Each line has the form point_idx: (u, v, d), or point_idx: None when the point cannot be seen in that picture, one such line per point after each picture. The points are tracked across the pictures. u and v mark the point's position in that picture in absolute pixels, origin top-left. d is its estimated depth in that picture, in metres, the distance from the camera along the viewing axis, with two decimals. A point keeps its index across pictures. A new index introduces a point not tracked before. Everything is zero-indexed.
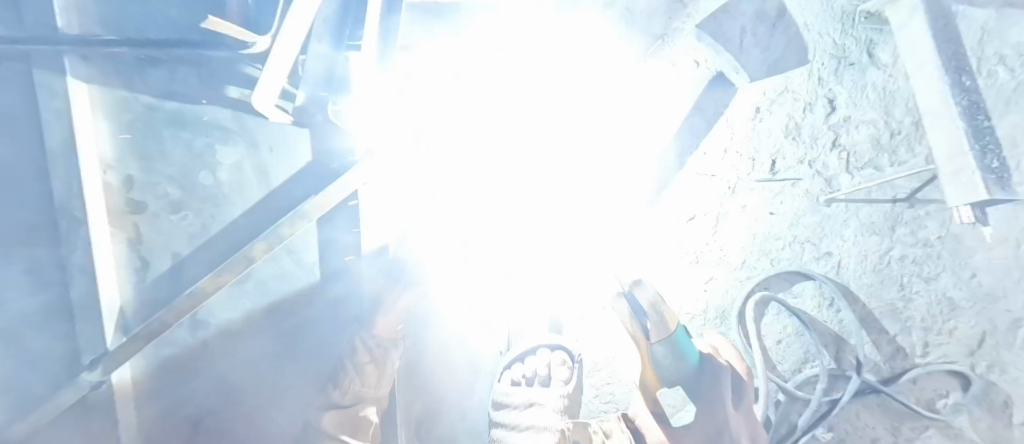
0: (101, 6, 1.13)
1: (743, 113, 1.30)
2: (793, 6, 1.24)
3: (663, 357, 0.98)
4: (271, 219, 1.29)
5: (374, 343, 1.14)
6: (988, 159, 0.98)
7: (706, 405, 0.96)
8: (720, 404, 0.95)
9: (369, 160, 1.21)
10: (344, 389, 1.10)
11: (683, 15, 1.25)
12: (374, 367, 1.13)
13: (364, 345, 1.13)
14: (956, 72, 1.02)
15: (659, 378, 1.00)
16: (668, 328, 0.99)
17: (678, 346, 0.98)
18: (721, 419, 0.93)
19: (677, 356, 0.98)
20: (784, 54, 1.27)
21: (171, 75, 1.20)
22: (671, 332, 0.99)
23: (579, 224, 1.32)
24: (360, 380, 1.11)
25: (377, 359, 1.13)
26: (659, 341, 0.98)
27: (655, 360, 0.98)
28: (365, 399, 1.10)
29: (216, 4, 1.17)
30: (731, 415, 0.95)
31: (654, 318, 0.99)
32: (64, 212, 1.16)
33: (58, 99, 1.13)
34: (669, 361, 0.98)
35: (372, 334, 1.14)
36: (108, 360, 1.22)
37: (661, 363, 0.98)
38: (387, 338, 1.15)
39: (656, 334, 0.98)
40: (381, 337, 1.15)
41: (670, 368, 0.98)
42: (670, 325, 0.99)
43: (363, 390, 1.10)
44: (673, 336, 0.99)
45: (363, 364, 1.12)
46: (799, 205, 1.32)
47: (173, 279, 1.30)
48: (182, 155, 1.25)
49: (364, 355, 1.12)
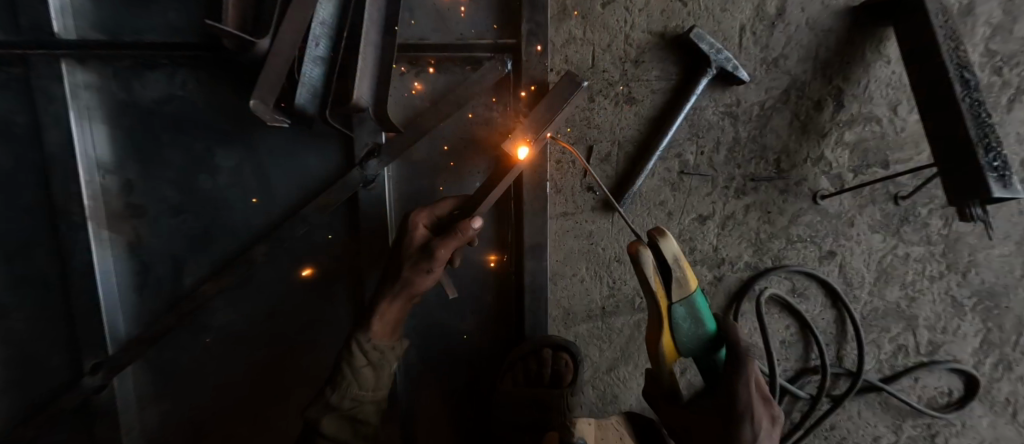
0: (96, 9, 1.14)
1: (745, 112, 1.29)
2: (793, 3, 1.24)
3: (680, 322, 0.83)
4: (271, 222, 1.29)
5: (370, 346, 1.10)
6: (990, 156, 0.96)
7: (726, 387, 0.81)
8: (744, 386, 0.80)
9: (369, 162, 1.20)
10: (339, 394, 1.06)
11: (683, 12, 1.24)
12: (369, 369, 1.10)
13: (359, 348, 1.09)
14: (959, 69, 1.04)
15: (674, 349, 0.84)
16: (689, 287, 0.82)
17: (697, 310, 0.83)
18: (744, 405, 0.79)
19: (695, 322, 0.83)
20: (784, 52, 1.26)
21: (168, 79, 1.19)
22: (691, 293, 0.82)
23: (580, 224, 1.32)
24: (357, 383, 1.08)
25: (373, 361, 1.10)
26: (679, 303, 0.81)
27: (672, 324, 0.82)
28: (359, 402, 1.08)
29: (213, 7, 1.16)
30: (754, 399, 0.81)
31: (675, 273, 0.81)
32: (65, 218, 1.20)
33: (58, 104, 1.14)
34: (687, 327, 0.83)
35: (366, 337, 1.10)
36: (108, 365, 1.22)
37: (678, 329, 0.83)
38: (381, 340, 1.12)
39: (677, 294, 0.81)
40: (376, 340, 1.11)
41: (688, 336, 0.83)
42: (689, 284, 0.82)
43: (359, 393, 1.08)
44: (693, 297, 0.82)
45: (357, 367, 1.08)
46: (800, 205, 1.33)
47: (173, 283, 1.29)
48: (180, 158, 1.24)
49: (360, 358, 1.09)
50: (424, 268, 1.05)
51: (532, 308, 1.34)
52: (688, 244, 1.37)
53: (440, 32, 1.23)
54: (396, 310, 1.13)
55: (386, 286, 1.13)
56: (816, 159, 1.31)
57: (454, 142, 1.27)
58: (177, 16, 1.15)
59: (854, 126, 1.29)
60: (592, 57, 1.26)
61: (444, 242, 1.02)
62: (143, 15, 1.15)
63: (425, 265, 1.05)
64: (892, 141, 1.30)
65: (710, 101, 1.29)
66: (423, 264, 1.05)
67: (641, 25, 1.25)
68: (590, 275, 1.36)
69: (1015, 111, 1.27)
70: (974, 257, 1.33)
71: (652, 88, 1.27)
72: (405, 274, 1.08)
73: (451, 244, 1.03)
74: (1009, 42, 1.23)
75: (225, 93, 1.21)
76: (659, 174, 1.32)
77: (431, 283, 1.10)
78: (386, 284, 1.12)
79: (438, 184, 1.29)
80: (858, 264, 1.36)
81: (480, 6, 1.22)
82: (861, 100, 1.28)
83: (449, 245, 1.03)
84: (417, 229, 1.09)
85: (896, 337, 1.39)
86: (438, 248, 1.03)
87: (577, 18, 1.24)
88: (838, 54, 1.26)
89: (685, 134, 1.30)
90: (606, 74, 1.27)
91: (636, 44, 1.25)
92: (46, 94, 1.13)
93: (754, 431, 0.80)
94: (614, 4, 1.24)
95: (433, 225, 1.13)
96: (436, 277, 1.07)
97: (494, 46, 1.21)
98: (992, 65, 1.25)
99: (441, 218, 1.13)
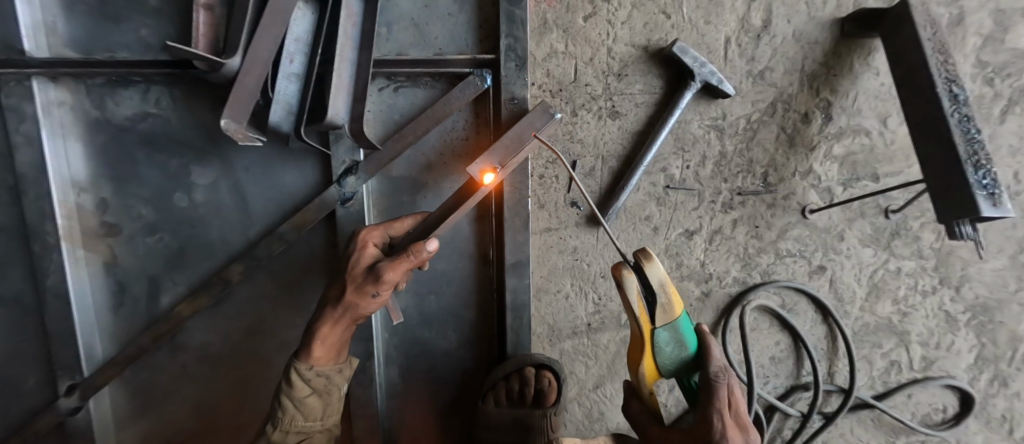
0: (68, 26, 1.12)
1: (731, 125, 1.27)
2: (779, 15, 1.21)
3: (664, 345, 0.84)
4: (249, 240, 1.27)
5: (312, 373, 1.03)
6: (978, 173, 0.94)
7: (704, 414, 0.84)
8: (720, 416, 0.82)
9: (347, 179, 1.19)
10: (281, 428, 1.02)
11: (666, 25, 1.22)
12: (314, 398, 1.04)
13: (299, 376, 1.02)
14: (947, 83, 1.01)
15: (656, 369, 0.87)
16: (673, 313, 0.82)
17: (681, 334, 0.84)
18: (720, 434, 0.82)
19: (679, 345, 0.85)
20: (770, 64, 1.24)
21: (142, 96, 1.17)
22: (676, 317, 0.83)
23: (564, 239, 1.30)
24: (302, 414, 1.03)
25: (318, 389, 1.04)
26: (663, 328, 0.82)
27: (655, 348, 0.84)
28: (306, 432, 1.04)
29: (187, 23, 1.14)
30: (731, 429, 0.83)
31: (659, 299, 0.81)
32: (39, 237, 1.17)
33: (28, 122, 1.12)
34: (671, 350, 0.84)
35: (306, 365, 1.03)
36: (84, 386, 1.21)
37: (661, 352, 0.84)
38: (323, 366, 1.05)
39: (660, 319, 0.82)
40: (319, 366, 1.04)
41: (672, 358, 0.85)
42: (675, 309, 0.82)
43: (303, 425, 1.04)
44: (678, 323, 0.83)
45: (300, 397, 1.03)
46: (788, 220, 1.31)
47: (149, 303, 1.28)
48: (156, 176, 1.22)
49: (303, 388, 1.03)
50: (370, 291, 0.98)
51: (515, 326, 1.31)
52: (675, 259, 1.34)
53: (419, 47, 1.21)
54: (336, 334, 1.05)
55: (325, 309, 1.04)
56: (804, 173, 1.28)
57: (433, 157, 1.25)
58: (150, 33, 1.14)
59: (843, 139, 1.27)
60: (574, 70, 1.23)
61: (392, 266, 0.95)
62: (116, 32, 1.13)
63: (370, 289, 0.98)
64: (882, 154, 1.27)
65: (694, 115, 1.26)
66: (369, 287, 0.98)
67: (624, 38, 1.22)
68: (574, 292, 1.34)
69: (1008, 122, 1.24)
70: (967, 272, 1.30)
71: (635, 102, 1.25)
72: (348, 296, 1.01)
73: (401, 268, 0.96)
74: (1001, 52, 1.21)
75: (200, 110, 1.19)
76: (644, 188, 1.30)
77: (377, 307, 1.03)
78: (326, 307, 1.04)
79: (418, 199, 1.27)
80: (848, 279, 1.33)
81: (459, 20, 1.20)
82: (849, 113, 1.25)
83: (398, 268, 0.96)
84: (365, 250, 1.03)
85: (888, 353, 1.36)
86: (386, 271, 0.96)
87: (558, 32, 1.22)
88: (825, 66, 1.23)
89: (670, 148, 1.28)
90: (588, 87, 1.24)
91: (618, 57, 1.23)
92: (17, 113, 1.10)
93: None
94: (596, 17, 1.21)
95: (383, 245, 1.08)
96: (382, 301, 1.01)
97: (473, 62, 1.18)
98: (983, 76, 1.22)
99: (392, 239, 1.08)
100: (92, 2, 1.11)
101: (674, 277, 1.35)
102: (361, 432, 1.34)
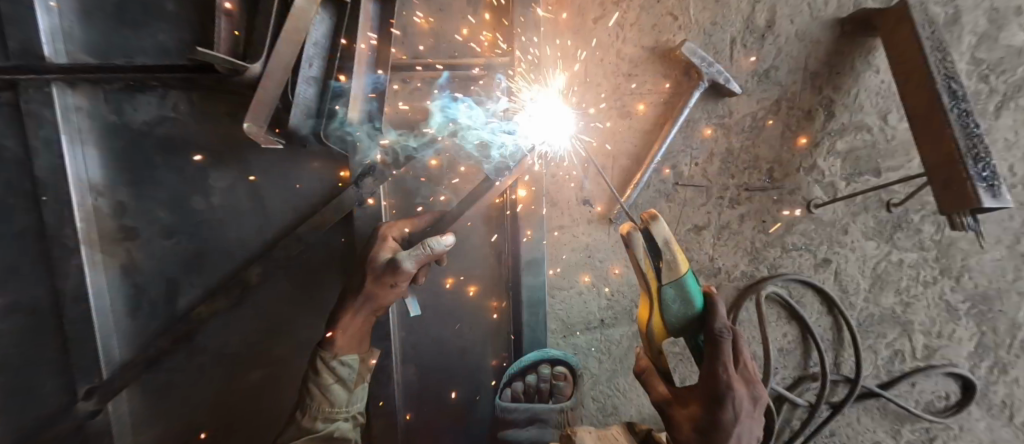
0: (87, 33, 1.13)
1: (736, 123, 1.31)
2: (781, 16, 1.26)
3: (670, 302, 0.90)
4: (266, 241, 1.29)
5: (336, 361, 1.07)
6: (979, 166, 0.99)
7: (710, 370, 0.90)
8: (724, 371, 0.88)
9: (364, 180, 1.19)
10: (309, 415, 1.05)
11: (673, 26, 1.25)
12: (339, 386, 1.08)
13: (324, 365, 1.07)
14: (946, 80, 1.06)
15: (664, 327, 0.93)
16: (679, 271, 0.87)
17: (687, 291, 0.89)
18: (726, 387, 0.88)
19: (686, 302, 0.89)
20: (774, 63, 1.28)
21: (160, 101, 1.19)
22: (682, 275, 0.88)
23: (578, 237, 1.32)
24: (328, 402, 1.06)
25: (343, 377, 1.08)
26: (669, 285, 0.88)
27: (662, 304, 0.91)
28: (334, 421, 1.06)
29: (208, 32, 1.17)
30: (737, 382, 0.89)
31: (665, 257, 0.87)
32: (56, 241, 1.17)
33: (47, 128, 1.10)
34: (677, 307, 0.90)
35: (330, 353, 1.07)
36: (104, 388, 1.20)
37: (668, 309, 0.90)
38: (346, 353, 1.09)
39: (667, 277, 0.88)
40: (342, 355, 1.09)
41: (678, 315, 0.90)
42: (681, 267, 0.87)
43: (330, 412, 1.06)
44: (684, 280, 0.88)
45: (325, 384, 1.07)
46: (793, 214, 1.35)
47: (168, 304, 1.29)
48: (173, 180, 1.24)
49: (328, 376, 1.07)
50: (389, 281, 1.04)
51: (531, 323, 1.35)
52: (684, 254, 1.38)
53: (433, 50, 1.23)
54: (358, 323, 1.09)
55: (345, 299, 1.10)
56: (809, 168, 1.32)
57: (449, 160, 1.28)
58: (171, 42, 1.16)
59: (845, 135, 1.31)
60: (585, 71, 1.26)
61: (411, 255, 1.02)
62: (134, 37, 1.15)
63: (389, 279, 1.04)
64: (883, 150, 1.31)
65: (702, 113, 1.30)
66: (388, 277, 1.03)
67: (633, 39, 1.26)
68: (586, 288, 1.36)
69: (1003, 117, 1.29)
70: (967, 262, 1.34)
71: (644, 101, 1.28)
72: (368, 287, 1.06)
73: (420, 260, 1.03)
74: (995, 49, 1.25)
75: (217, 113, 1.21)
76: (653, 185, 1.32)
77: (395, 296, 1.09)
78: (348, 298, 1.10)
79: (433, 198, 1.30)
80: (853, 271, 1.37)
81: (472, 24, 1.23)
82: (852, 110, 1.29)
83: (417, 259, 1.03)
84: (386, 242, 1.10)
85: (891, 343, 1.40)
86: (405, 262, 1.02)
87: (569, 34, 1.25)
88: (828, 65, 1.28)
89: (679, 146, 1.31)
90: (598, 88, 1.27)
91: (627, 58, 1.27)
92: (38, 119, 1.09)
93: (736, 413, 0.89)
94: (606, 19, 1.25)
95: (402, 239, 1.15)
96: (401, 290, 1.06)
97: (487, 65, 1.21)
98: (979, 73, 1.27)
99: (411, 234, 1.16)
100: (111, 8, 1.13)
101: None
102: (380, 430, 1.35)
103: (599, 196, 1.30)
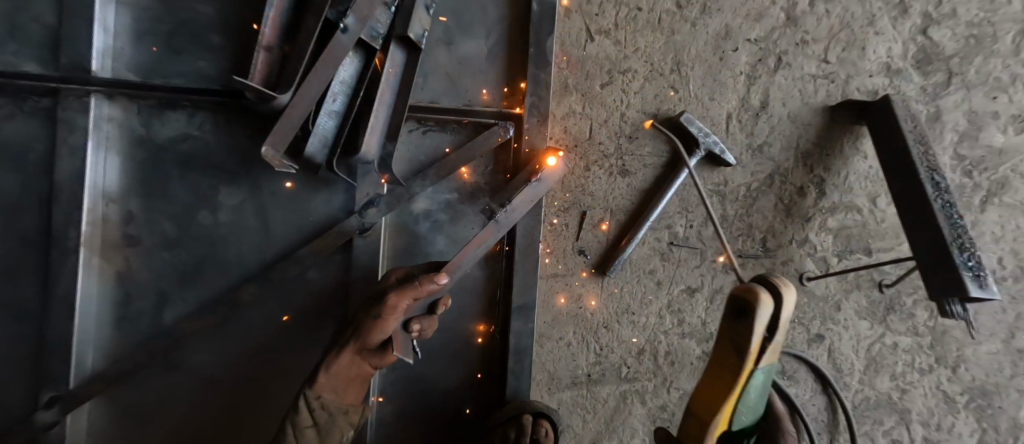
0: (134, 54, 1.23)
1: (731, 192, 1.36)
2: (775, 98, 1.36)
3: (757, 391, 0.75)
4: (265, 262, 1.31)
5: (317, 404, 1.03)
6: (963, 255, 1.03)
7: None
8: None
9: (368, 210, 1.23)
10: None
11: (674, 98, 1.35)
12: (313, 432, 1.03)
13: (305, 404, 1.03)
14: (928, 171, 1.14)
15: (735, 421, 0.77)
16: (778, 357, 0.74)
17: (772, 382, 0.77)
18: None
19: (765, 393, 0.77)
20: (768, 140, 1.36)
21: (188, 119, 1.26)
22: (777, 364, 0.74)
23: (571, 287, 1.32)
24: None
25: (319, 421, 1.04)
26: (764, 371, 0.73)
27: (749, 393, 0.74)
28: None
29: (245, 62, 1.27)
30: None
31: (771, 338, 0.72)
32: (60, 242, 1.19)
33: (78, 134, 1.18)
34: (756, 399, 0.76)
35: (315, 395, 1.04)
36: (67, 398, 1.16)
37: (749, 400, 0.75)
38: (331, 399, 1.05)
39: (768, 361, 0.73)
40: (325, 397, 1.04)
41: (755, 408, 0.76)
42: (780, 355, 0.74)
43: None
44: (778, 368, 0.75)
45: (301, 427, 1.02)
46: (786, 286, 1.36)
47: (154, 316, 1.28)
48: (184, 193, 1.27)
49: (306, 418, 1.03)
50: (376, 317, 1.00)
51: (516, 370, 1.28)
52: (676, 315, 1.36)
53: (450, 97, 1.32)
54: (348, 367, 1.06)
55: (340, 339, 1.09)
56: (801, 241, 1.36)
57: (452, 198, 1.32)
58: (209, 68, 1.25)
59: (836, 214, 1.36)
60: (590, 130, 1.34)
61: (399, 293, 0.98)
62: (176, 61, 1.25)
63: (377, 318, 1.01)
64: (874, 230, 1.37)
65: (699, 179, 1.36)
66: (373, 314, 0.99)
67: (636, 105, 1.35)
68: (576, 340, 1.34)
69: (988, 211, 1.36)
70: (963, 352, 1.35)
71: (645, 162, 1.35)
72: (360, 326, 1.05)
73: (404, 297, 0.98)
74: (976, 148, 1.36)
75: (240, 136, 1.28)
76: (648, 243, 1.35)
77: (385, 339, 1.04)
78: (342, 337, 1.10)
79: (433, 234, 1.33)
80: (847, 350, 1.35)
81: (489, 78, 1.33)
82: (842, 190, 1.36)
83: (404, 297, 0.98)
84: (385, 282, 1.08)
85: (888, 430, 1.36)
86: (391, 298, 0.98)
87: (577, 95, 1.33)
88: (819, 147, 1.36)
89: (674, 208, 1.35)
90: (601, 145, 1.34)
91: (630, 122, 1.35)
92: (70, 125, 1.18)
93: None
94: (613, 85, 1.34)
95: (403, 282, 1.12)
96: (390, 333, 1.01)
97: (498, 114, 1.29)
98: (962, 168, 1.36)
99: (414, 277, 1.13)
100: (161, 34, 1.24)
101: (676, 333, 1.37)
102: None
103: (595, 247, 1.33)
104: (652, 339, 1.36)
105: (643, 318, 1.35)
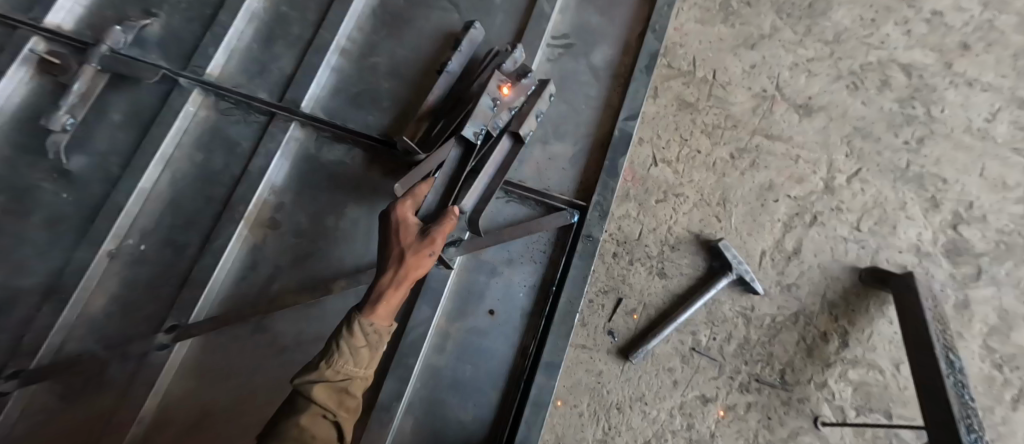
0: (332, 103, 1.78)
1: (756, 318, 1.52)
2: (808, 248, 1.60)
3: None
4: (358, 266, 1.60)
5: (356, 347, 0.97)
6: (970, 434, 1.06)
7: None
8: None
9: (449, 249, 1.50)
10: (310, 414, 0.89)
11: (716, 226, 1.62)
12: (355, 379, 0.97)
13: (330, 363, 0.94)
14: (944, 347, 1.26)
15: None
16: None
17: None
18: None
19: None
20: (797, 281, 1.56)
21: (347, 151, 1.72)
22: None
23: (595, 360, 1.49)
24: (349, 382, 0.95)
25: (354, 372, 0.96)
26: None
27: None
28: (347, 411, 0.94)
29: (399, 123, 1.75)
30: None
31: None
32: (229, 209, 1.58)
33: (275, 142, 1.67)
34: None
35: (367, 319, 1.02)
36: (184, 328, 1.40)
37: None
38: (381, 323, 1.04)
39: None
40: (350, 358, 0.96)
41: None
42: None
43: (350, 389, 0.95)
44: None
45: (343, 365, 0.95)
46: (800, 423, 1.43)
47: (263, 285, 1.56)
48: (322, 200, 1.67)
49: (337, 370, 0.94)
50: (427, 249, 1.14)
51: (529, 420, 1.36)
52: (687, 419, 1.45)
53: (536, 181, 1.67)
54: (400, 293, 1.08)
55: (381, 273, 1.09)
56: (820, 384, 1.46)
57: (516, 257, 1.57)
58: (375, 122, 1.76)
59: (857, 367, 1.47)
60: (640, 234, 1.62)
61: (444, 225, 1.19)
62: (357, 113, 1.77)
63: (427, 250, 1.15)
64: (894, 394, 1.45)
65: (728, 298, 1.55)
66: (426, 244, 1.14)
67: (682, 223, 1.63)
68: (589, 412, 1.45)
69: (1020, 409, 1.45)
70: None
71: (682, 271, 1.58)
72: (409, 257, 1.12)
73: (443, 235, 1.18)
74: (1007, 344, 1.50)
75: (376, 170, 1.70)
76: (672, 342, 1.51)
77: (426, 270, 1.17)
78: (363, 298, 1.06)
79: (492, 282, 1.55)
80: None
81: (568, 174, 1.68)
82: (865, 345, 1.49)
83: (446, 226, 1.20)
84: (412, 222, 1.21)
85: None
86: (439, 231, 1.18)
87: (634, 203, 1.66)
88: (844, 301, 1.54)
89: (702, 318, 1.53)
90: (646, 248, 1.60)
91: (675, 235, 1.62)
92: (272, 136, 1.68)
93: None
94: (665, 203, 1.65)
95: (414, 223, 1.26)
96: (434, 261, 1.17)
97: (569, 202, 1.60)
98: (992, 359, 1.50)
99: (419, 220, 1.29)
100: (354, 95, 1.80)
101: (684, 438, 1.43)
102: None
103: (624, 332, 1.52)
104: (659, 435, 1.44)
105: (655, 411, 1.45)
